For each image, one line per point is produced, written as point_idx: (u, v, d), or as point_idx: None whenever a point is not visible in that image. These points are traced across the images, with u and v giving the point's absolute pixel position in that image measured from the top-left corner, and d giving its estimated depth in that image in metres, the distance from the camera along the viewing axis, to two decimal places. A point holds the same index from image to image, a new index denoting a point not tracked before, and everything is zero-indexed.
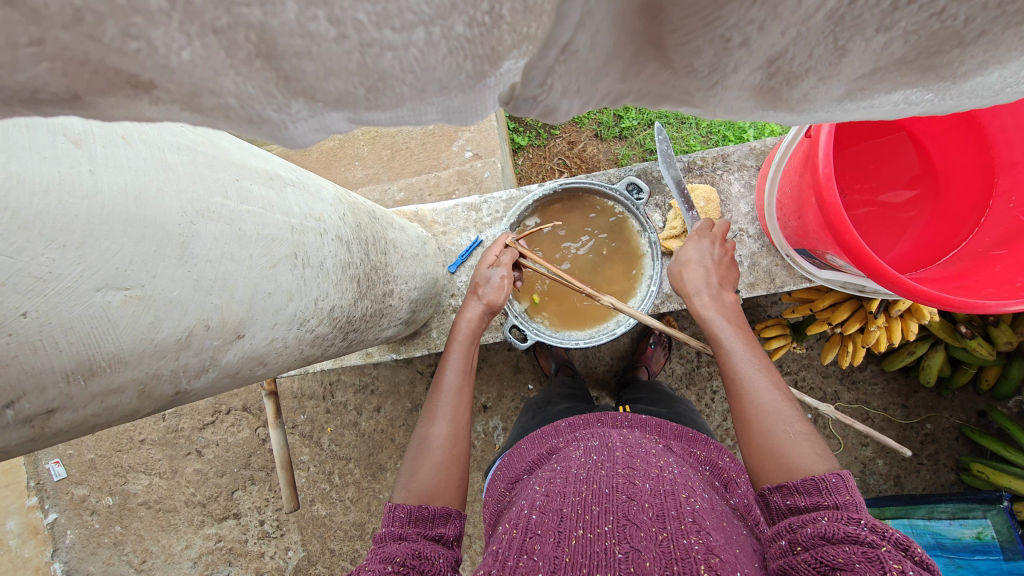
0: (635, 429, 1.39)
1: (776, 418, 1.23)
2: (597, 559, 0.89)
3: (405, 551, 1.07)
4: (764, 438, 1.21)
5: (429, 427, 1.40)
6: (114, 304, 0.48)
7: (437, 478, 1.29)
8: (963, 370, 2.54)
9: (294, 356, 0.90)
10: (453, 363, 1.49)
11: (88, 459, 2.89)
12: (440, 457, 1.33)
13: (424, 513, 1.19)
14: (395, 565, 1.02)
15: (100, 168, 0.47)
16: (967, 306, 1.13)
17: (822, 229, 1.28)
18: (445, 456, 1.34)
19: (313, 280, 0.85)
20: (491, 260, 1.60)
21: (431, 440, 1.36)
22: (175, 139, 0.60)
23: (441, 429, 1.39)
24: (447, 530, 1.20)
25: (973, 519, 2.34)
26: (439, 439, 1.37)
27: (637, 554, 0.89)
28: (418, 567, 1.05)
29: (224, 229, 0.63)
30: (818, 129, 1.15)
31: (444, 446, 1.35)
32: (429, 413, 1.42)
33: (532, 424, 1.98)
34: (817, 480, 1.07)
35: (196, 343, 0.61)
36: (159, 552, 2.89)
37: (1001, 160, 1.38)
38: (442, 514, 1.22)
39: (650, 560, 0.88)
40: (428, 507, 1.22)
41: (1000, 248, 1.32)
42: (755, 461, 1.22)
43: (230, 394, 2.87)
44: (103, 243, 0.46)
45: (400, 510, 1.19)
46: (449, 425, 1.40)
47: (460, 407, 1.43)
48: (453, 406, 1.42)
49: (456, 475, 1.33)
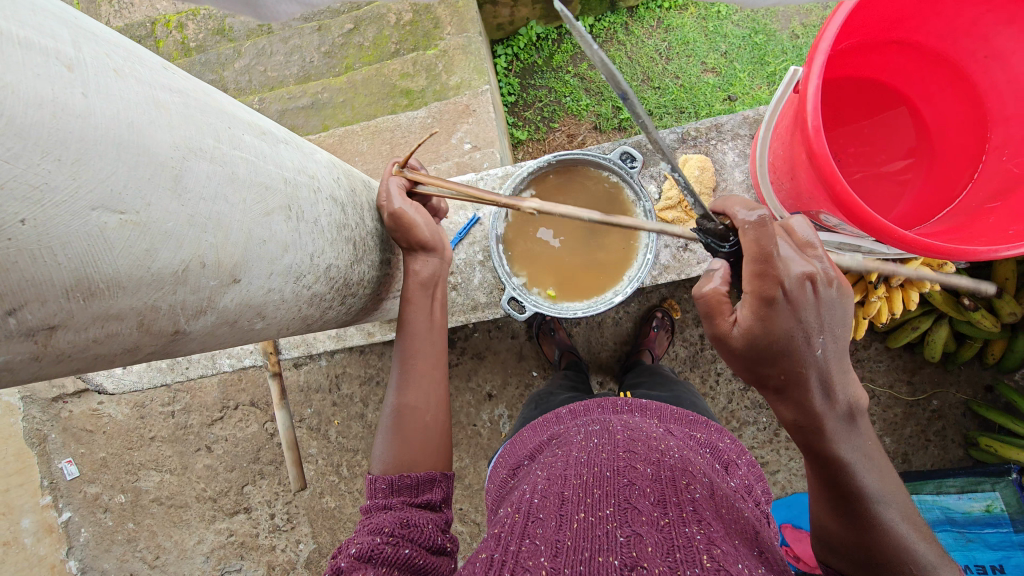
0: (636, 414, 1.39)
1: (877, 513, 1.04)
2: (599, 543, 0.89)
3: (393, 521, 1.11)
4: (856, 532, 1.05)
5: (401, 396, 1.37)
6: (110, 226, 0.50)
7: (416, 450, 1.31)
8: (969, 343, 2.53)
9: (292, 313, 0.92)
10: (415, 325, 1.36)
11: (100, 457, 2.93)
12: (418, 429, 1.34)
13: (406, 482, 1.23)
14: (385, 536, 1.07)
15: (92, 94, 0.49)
16: (959, 253, 1.13)
17: (814, 186, 1.29)
18: (422, 428, 1.35)
19: (307, 235, 0.87)
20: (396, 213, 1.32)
21: (406, 411, 1.35)
22: (168, 81, 0.62)
23: (414, 396, 1.36)
24: (432, 495, 1.24)
25: (982, 492, 2.33)
26: (414, 408, 1.35)
27: (638, 538, 0.89)
28: (408, 536, 1.10)
29: (216, 169, 0.64)
30: (805, 83, 1.16)
31: (417, 417, 1.35)
32: (398, 381, 1.38)
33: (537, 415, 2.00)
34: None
35: (193, 279, 0.63)
36: (173, 548, 2.92)
37: (992, 115, 1.39)
38: (426, 480, 1.25)
39: (651, 544, 0.88)
40: (411, 475, 1.25)
41: (994, 201, 1.33)
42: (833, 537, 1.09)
43: (238, 389, 2.90)
44: (97, 164, 0.48)
45: (382, 481, 1.22)
46: (422, 391, 1.38)
47: (433, 373, 1.40)
48: (426, 374, 1.38)
49: (438, 443, 1.36)
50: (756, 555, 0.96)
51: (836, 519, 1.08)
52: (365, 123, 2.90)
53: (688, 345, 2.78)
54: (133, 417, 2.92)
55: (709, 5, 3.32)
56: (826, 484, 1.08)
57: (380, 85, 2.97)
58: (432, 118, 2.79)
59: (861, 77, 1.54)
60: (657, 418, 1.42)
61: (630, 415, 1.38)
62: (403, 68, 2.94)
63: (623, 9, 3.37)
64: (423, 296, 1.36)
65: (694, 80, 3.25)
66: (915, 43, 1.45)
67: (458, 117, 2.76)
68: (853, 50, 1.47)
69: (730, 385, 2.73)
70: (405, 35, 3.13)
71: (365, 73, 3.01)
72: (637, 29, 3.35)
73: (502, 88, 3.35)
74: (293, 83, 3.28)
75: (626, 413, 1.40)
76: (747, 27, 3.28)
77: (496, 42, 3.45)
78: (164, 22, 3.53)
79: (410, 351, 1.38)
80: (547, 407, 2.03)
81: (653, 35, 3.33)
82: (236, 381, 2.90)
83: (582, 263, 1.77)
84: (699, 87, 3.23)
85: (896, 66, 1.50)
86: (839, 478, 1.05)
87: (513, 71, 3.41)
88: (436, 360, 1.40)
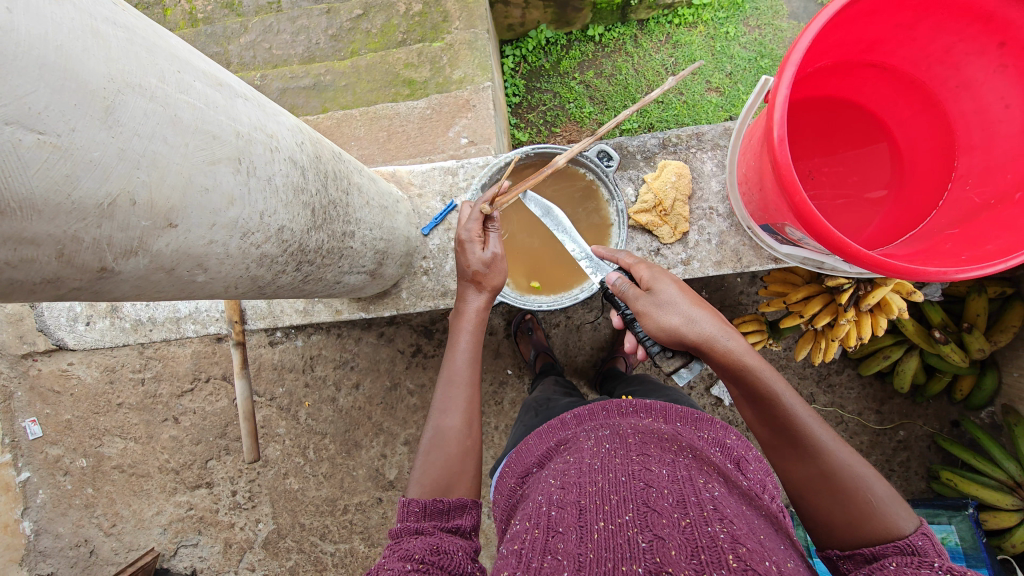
0: (642, 418, 1.29)
1: (824, 455, 1.16)
2: (622, 551, 0.89)
3: (423, 548, 1.08)
4: (820, 486, 1.14)
5: (443, 419, 1.46)
6: (26, 143, 0.50)
7: (452, 470, 1.37)
8: (939, 377, 2.54)
9: (239, 270, 0.93)
10: (464, 350, 1.56)
11: (65, 420, 2.88)
12: (456, 449, 1.41)
13: (439, 506, 1.24)
14: (415, 563, 1.03)
15: (18, 10, 0.48)
16: (910, 273, 1.14)
17: (778, 198, 1.31)
18: (460, 449, 1.42)
19: (258, 192, 0.87)
20: (466, 240, 1.57)
21: (447, 432, 1.44)
22: (113, 16, 0.61)
23: (456, 419, 1.47)
24: (463, 521, 1.24)
25: (939, 525, 2.39)
26: (452, 431, 1.44)
27: (661, 542, 0.89)
28: (439, 563, 1.06)
29: (155, 109, 0.64)
30: (774, 92, 1.17)
31: (457, 440, 1.43)
32: (442, 405, 1.49)
33: (534, 423, 1.88)
34: (902, 544, 0.98)
35: (121, 216, 0.62)
36: (130, 517, 2.88)
37: (960, 144, 1.42)
38: (458, 505, 1.27)
39: (673, 547, 0.88)
40: (443, 500, 1.26)
41: (954, 228, 1.36)
42: (814, 509, 1.14)
43: (210, 362, 2.86)
44: (15, 80, 0.48)
45: (416, 505, 1.23)
46: (461, 416, 1.48)
47: (472, 399, 1.51)
48: (465, 397, 1.50)
49: (473, 465, 1.41)
50: (784, 549, 0.98)
51: (794, 466, 1.19)
52: (364, 108, 2.88)
53: None
54: (102, 380, 2.87)
55: (719, 25, 3.33)
56: (773, 430, 1.23)
57: (382, 73, 2.96)
58: (431, 110, 2.78)
59: (837, 100, 1.58)
60: (661, 418, 1.30)
61: (638, 418, 1.30)
62: (408, 58, 2.95)
63: (633, 21, 3.38)
64: (477, 328, 1.59)
65: (697, 98, 3.26)
66: (891, 67, 1.48)
67: (457, 111, 2.76)
68: (830, 70, 1.51)
69: (703, 399, 2.74)
70: (413, 25, 3.10)
71: (369, 59, 3.00)
72: (646, 43, 3.37)
73: (508, 88, 3.36)
74: (297, 63, 3.29)
75: (634, 416, 1.31)
76: (753, 50, 3.31)
77: (506, 42, 3.46)
78: None
79: (455, 374, 1.52)
80: (547, 413, 1.91)
81: (661, 50, 3.35)
82: (210, 354, 2.86)
83: (551, 264, 1.86)
84: (702, 105, 3.25)
85: (873, 89, 1.54)
86: (780, 419, 1.21)
87: (520, 73, 3.41)
88: (474, 386, 1.53)
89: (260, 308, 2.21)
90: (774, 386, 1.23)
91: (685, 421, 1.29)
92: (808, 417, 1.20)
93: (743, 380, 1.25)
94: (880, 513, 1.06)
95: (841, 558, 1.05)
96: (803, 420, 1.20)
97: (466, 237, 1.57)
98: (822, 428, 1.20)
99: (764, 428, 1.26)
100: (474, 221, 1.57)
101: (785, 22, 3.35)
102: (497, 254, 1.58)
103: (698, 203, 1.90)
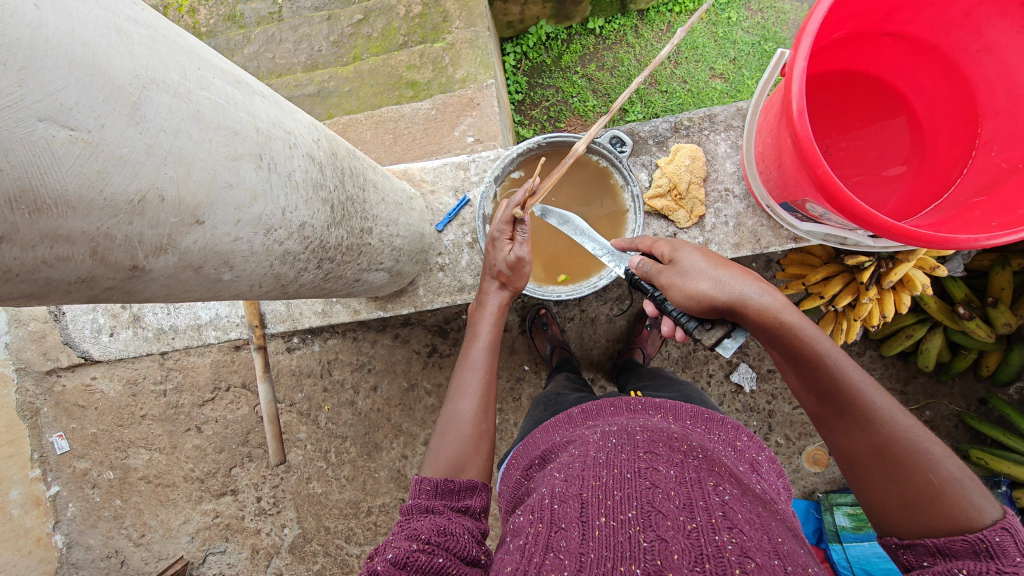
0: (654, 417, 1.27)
1: (882, 426, 1.12)
2: (622, 550, 0.87)
3: (430, 528, 1.07)
4: (880, 461, 1.11)
5: (458, 402, 1.47)
6: (59, 140, 0.51)
7: (465, 451, 1.37)
8: (963, 355, 2.48)
9: (263, 268, 0.93)
10: (483, 338, 1.57)
11: (90, 433, 2.91)
12: (470, 431, 1.41)
13: (449, 486, 1.24)
14: (421, 543, 1.03)
15: (46, 5, 0.49)
16: (937, 240, 1.12)
17: (799, 174, 1.29)
18: (473, 432, 1.42)
19: (280, 188, 0.87)
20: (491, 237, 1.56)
21: (461, 416, 1.44)
22: (134, 13, 0.62)
23: (470, 404, 1.46)
24: (472, 502, 1.23)
25: None
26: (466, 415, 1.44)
27: (664, 544, 0.87)
28: (444, 544, 1.05)
29: (179, 105, 0.64)
30: (791, 65, 1.15)
31: (471, 423, 1.43)
32: (457, 389, 1.49)
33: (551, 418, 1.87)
34: (974, 541, 0.93)
35: (151, 213, 0.62)
36: (158, 526, 2.92)
37: (983, 110, 1.40)
38: (467, 487, 1.26)
39: (678, 551, 0.85)
40: (452, 481, 1.26)
41: (981, 196, 1.34)
42: (872, 485, 1.12)
43: (230, 370, 2.87)
44: (45, 75, 0.49)
45: (428, 483, 1.22)
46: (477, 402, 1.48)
47: (489, 385, 1.51)
48: (482, 383, 1.50)
49: (485, 449, 1.41)
50: (803, 552, 0.96)
51: (851, 437, 1.16)
52: (369, 112, 2.88)
53: (681, 345, 2.74)
54: (124, 393, 2.88)
55: (721, 10, 3.29)
56: (821, 397, 1.21)
57: (385, 76, 2.96)
58: (436, 110, 2.78)
59: (853, 72, 1.56)
60: (671, 416, 1.29)
61: (647, 416, 1.28)
62: (410, 60, 2.94)
63: (633, 12, 3.36)
64: (496, 318, 1.60)
65: (701, 85, 3.23)
66: (908, 35, 1.45)
67: (462, 110, 2.75)
68: (845, 42, 1.48)
69: (723, 387, 2.70)
70: (414, 27, 3.10)
71: (371, 63, 3.01)
72: (647, 33, 3.34)
73: (510, 85, 3.35)
74: (301, 71, 3.30)
75: (644, 414, 1.29)
76: (757, 34, 3.27)
77: (506, 39, 3.45)
78: (176, 6, 3.54)
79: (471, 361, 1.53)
80: (560, 408, 1.90)
81: (662, 39, 3.33)
82: (229, 362, 2.87)
83: (570, 256, 1.87)
84: (706, 93, 3.22)
85: (889, 59, 1.51)
86: (828, 385, 1.19)
87: (522, 70, 3.40)
88: (490, 373, 1.52)
89: (277, 310, 2.22)
90: (823, 350, 1.20)
91: (696, 421, 1.28)
92: (860, 382, 1.17)
93: (785, 344, 1.23)
94: (946, 498, 1.01)
95: (901, 546, 1.02)
96: (854, 385, 1.17)
97: (496, 236, 1.54)
98: (878, 395, 1.16)
99: (811, 396, 1.24)
100: (504, 222, 1.53)
101: (787, 4, 3.31)
102: (522, 259, 1.53)
103: (714, 185, 1.89)
